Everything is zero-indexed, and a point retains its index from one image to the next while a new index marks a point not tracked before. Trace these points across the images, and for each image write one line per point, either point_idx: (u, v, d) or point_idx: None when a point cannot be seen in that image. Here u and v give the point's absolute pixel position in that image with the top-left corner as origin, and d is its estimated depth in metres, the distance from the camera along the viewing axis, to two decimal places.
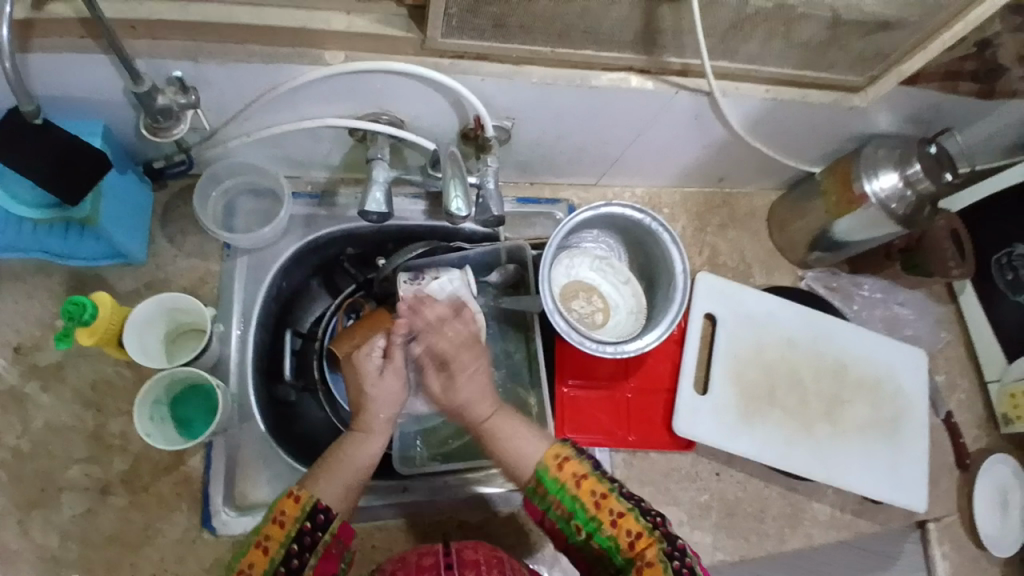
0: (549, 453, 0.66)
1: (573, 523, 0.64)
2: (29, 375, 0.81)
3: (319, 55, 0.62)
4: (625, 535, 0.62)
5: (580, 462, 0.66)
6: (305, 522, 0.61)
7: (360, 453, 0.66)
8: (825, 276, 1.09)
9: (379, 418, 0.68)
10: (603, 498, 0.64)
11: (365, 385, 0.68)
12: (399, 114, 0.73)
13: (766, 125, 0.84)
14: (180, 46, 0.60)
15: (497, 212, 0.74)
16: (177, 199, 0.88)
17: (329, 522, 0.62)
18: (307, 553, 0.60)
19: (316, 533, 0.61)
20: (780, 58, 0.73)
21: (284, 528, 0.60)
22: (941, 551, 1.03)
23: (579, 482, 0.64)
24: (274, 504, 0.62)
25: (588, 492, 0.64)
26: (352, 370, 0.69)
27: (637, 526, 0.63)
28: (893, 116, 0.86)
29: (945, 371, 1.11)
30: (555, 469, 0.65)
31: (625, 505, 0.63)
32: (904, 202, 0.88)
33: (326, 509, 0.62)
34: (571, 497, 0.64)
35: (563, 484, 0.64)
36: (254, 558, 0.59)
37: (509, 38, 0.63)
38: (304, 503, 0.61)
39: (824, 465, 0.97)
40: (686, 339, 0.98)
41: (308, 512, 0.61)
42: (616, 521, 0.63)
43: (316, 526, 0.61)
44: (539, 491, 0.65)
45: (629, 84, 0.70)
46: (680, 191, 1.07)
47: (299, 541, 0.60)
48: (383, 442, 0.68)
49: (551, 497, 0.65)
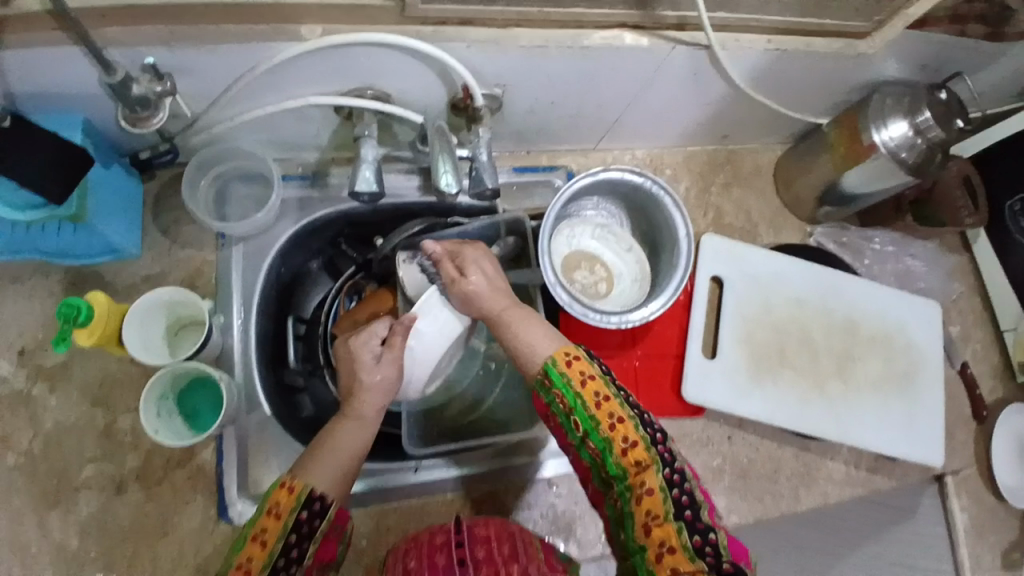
0: (558, 350, 0.63)
1: (573, 420, 0.61)
2: (35, 378, 0.81)
3: (297, 31, 0.59)
4: (622, 443, 0.59)
5: (590, 362, 0.62)
6: (301, 511, 0.59)
7: (352, 439, 0.65)
8: (833, 231, 1.06)
9: (371, 406, 0.67)
10: (605, 401, 0.60)
11: (360, 372, 0.67)
12: (386, 88, 0.70)
13: (768, 78, 0.80)
14: (151, 31, 0.57)
15: (491, 185, 0.71)
16: (168, 191, 0.86)
17: (326, 509, 0.60)
18: (306, 541, 0.60)
19: (314, 521, 0.60)
20: (781, 5, 0.69)
21: (280, 519, 0.58)
22: (958, 503, 1.02)
23: (584, 381, 0.61)
24: (267, 497, 0.60)
25: (591, 391, 0.61)
26: (349, 353, 0.69)
27: (636, 435, 0.59)
28: (902, 61, 0.82)
29: (959, 323, 1.08)
30: (563, 366, 0.62)
31: (626, 411, 0.60)
32: (913, 150, 0.84)
33: (321, 497, 0.60)
34: (573, 393, 0.61)
35: (569, 379, 0.61)
36: (251, 552, 0.57)
37: (493, 2, 0.60)
38: (299, 493, 0.59)
39: (841, 423, 0.96)
40: (693, 304, 0.96)
41: (304, 502, 0.59)
42: (614, 425, 0.60)
43: (313, 514, 0.60)
44: (545, 383, 0.62)
45: (622, 42, 0.67)
46: (682, 150, 1.04)
47: (297, 531, 0.59)
48: (374, 431, 0.67)
49: (554, 391, 0.62)
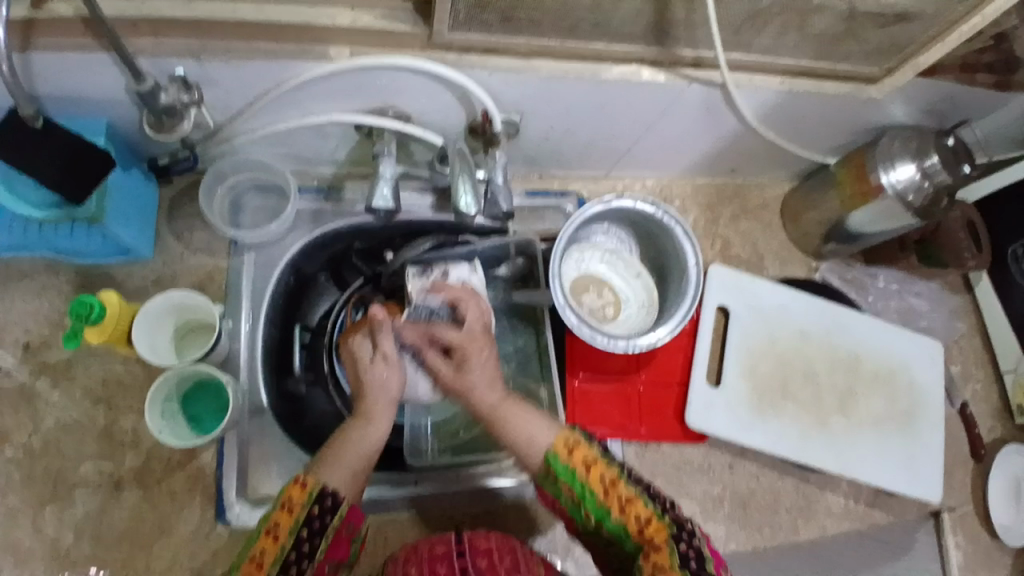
0: (558, 440, 0.64)
1: (585, 509, 0.64)
2: (39, 374, 0.82)
3: (323, 52, 0.61)
4: (635, 521, 0.62)
5: (589, 448, 0.64)
6: (313, 506, 0.60)
7: (364, 438, 0.65)
8: (839, 268, 1.08)
9: (378, 404, 0.67)
10: (611, 484, 0.63)
11: (360, 371, 0.69)
12: (406, 109, 0.72)
13: (780, 117, 0.82)
14: (181, 44, 0.59)
15: (505, 207, 0.73)
16: (184, 195, 0.87)
17: (337, 505, 0.61)
18: (318, 537, 0.60)
19: (325, 517, 0.60)
20: (795, 49, 0.70)
21: (292, 514, 0.60)
22: (954, 540, 1.02)
23: (588, 468, 0.63)
24: (282, 491, 0.61)
25: (597, 478, 0.63)
26: (348, 358, 0.71)
27: (646, 510, 0.62)
28: (911, 106, 0.84)
29: (960, 362, 1.09)
30: (565, 456, 0.63)
31: (633, 490, 0.63)
32: (920, 193, 0.86)
33: (333, 493, 0.61)
34: (581, 481, 0.63)
35: (574, 469, 0.63)
36: (265, 545, 0.59)
37: (516, 33, 0.62)
38: (311, 489, 0.60)
39: (838, 458, 0.96)
40: (697, 334, 0.97)
41: (316, 496, 0.60)
42: (624, 507, 0.62)
43: (325, 509, 0.60)
44: (551, 475, 0.64)
45: (640, 78, 0.69)
46: (691, 182, 1.06)
47: (308, 526, 0.60)
48: (387, 428, 0.68)
49: (562, 483, 0.64)
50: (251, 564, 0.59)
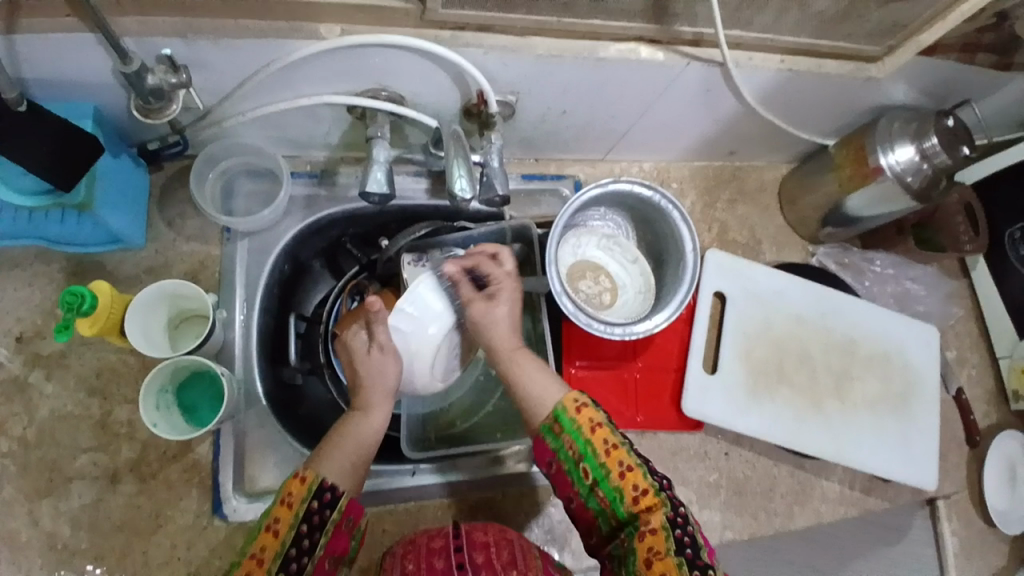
0: (567, 397, 0.65)
1: (582, 467, 0.63)
2: (32, 365, 0.80)
3: (315, 30, 0.60)
4: (631, 489, 0.62)
5: (598, 411, 0.65)
6: (312, 501, 0.60)
7: (363, 429, 0.66)
8: (836, 251, 1.07)
9: (377, 394, 0.68)
10: (614, 448, 0.63)
11: (357, 362, 0.69)
12: (400, 90, 0.71)
13: (780, 97, 0.81)
14: (169, 24, 0.57)
15: (501, 191, 0.72)
16: (175, 183, 0.86)
17: (337, 500, 0.60)
18: (318, 532, 0.59)
19: (325, 511, 0.60)
20: (796, 27, 0.69)
21: (292, 508, 0.59)
22: (948, 527, 1.02)
23: (594, 428, 0.64)
24: (281, 487, 0.61)
25: (601, 438, 0.63)
26: (344, 348, 0.70)
27: (644, 482, 0.62)
28: (912, 86, 0.84)
29: (956, 347, 1.09)
30: (574, 412, 0.64)
31: (635, 460, 0.63)
32: (919, 175, 0.85)
33: (332, 487, 0.60)
34: (584, 439, 0.63)
35: (579, 425, 0.64)
36: (265, 541, 0.58)
37: (511, 10, 0.61)
38: (311, 483, 0.60)
39: (836, 444, 0.96)
40: (694, 319, 0.96)
41: (315, 491, 0.60)
42: (624, 473, 0.62)
43: (324, 504, 0.60)
44: (554, 429, 0.65)
45: (637, 55, 0.68)
46: (689, 165, 1.05)
47: (308, 520, 0.59)
48: (386, 417, 0.68)
49: (564, 437, 0.64)
50: (249, 561, 0.57)
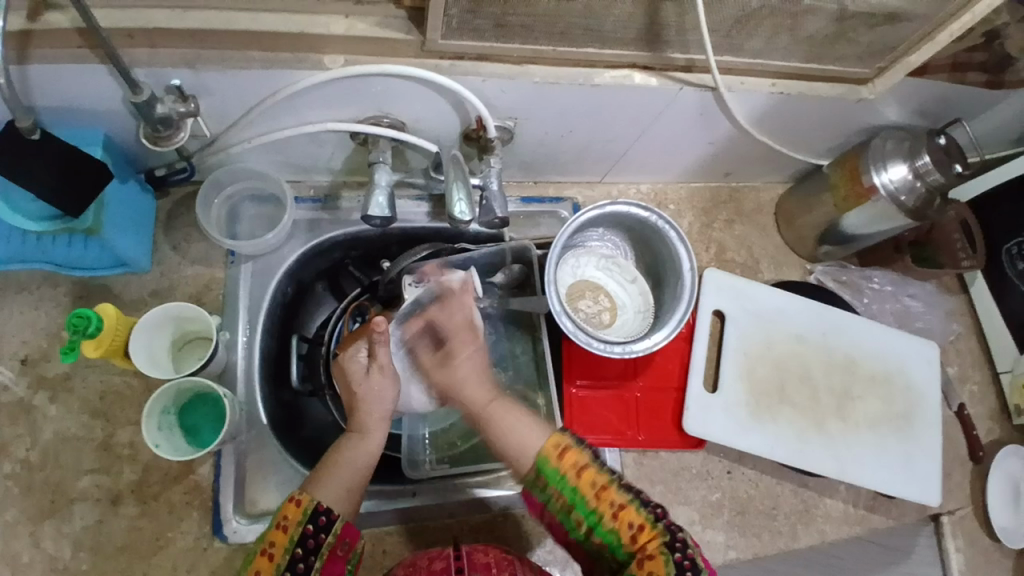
0: (549, 442, 0.64)
1: (576, 516, 0.62)
2: (37, 387, 0.81)
3: (319, 60, 0.62)
4: (626, 529, 0.61)
5: (580, 452, 0.64)
6: (307, 524, 0.60)
7: (357, 454, 0.66)
8: (835, 269, 1.08)
9: (372, 416, 0.68)
10: (603, 489, 0.62)
11: (353, 385, 0.68)
12: (401, 117, 0.72)
13: (773, 119, 0.83)
14: (177, 54, 0.59)
15: (500, 214, 0.73)
16: (181, 207, 0.88)
17: (332, 523, 0.60)
18: (313, 556, 0.59)
19: (320, 535, 0.60)
20: (786, 52, 0.71)
21: (287, 533, 0.59)
22: (954, 544, 1.01)
23: (579, 473, 0.62)
24: (277, 511, 0.61)
25: (588, 483, 0.62)
26: (341, 370, 0.69)
27: (638, 517, 0.61)
28: (903, 107, 0.85)
29: (957, 363, 1.09)
30: (555, 459, 0.63)
31: (626, 497, 0.62)
32: (913, 193, 0.87)
33: (327, 511, 0.60)
34: (572, 487, 0.62)
35: (563, 474, 0.62)
36: (260, 565, 0.58)
37: (510, 39, 0.63)
38: (305, 505, 0.60)
39: (837, 462, 0.96)
40: (694, 336, 0.97)
41: (309, 515, 0.60)
42: (617, 514, 0.61)
43: (319, 527, 0.60)
44: (539, 481, 0.63)
45: (633, 81, 0.69)
46: (686, 186, 1.06)
47: (303, 544, 0.59)
48: (380, 442, 0.68)
49: (551, 489, 0.63)
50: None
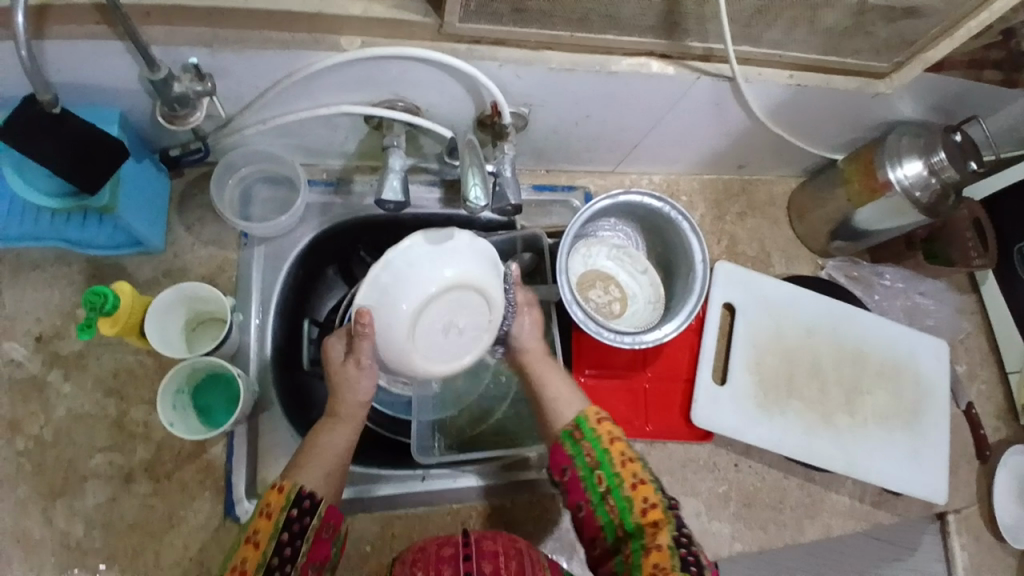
0: (590, 408, 0.69)
1: (597, 474, 0.65)
2: (50, 364, 0.82)
3: (336, 42, 0.62)
4: (641, 502, 0.63)
5: (618, 428, 0.68)
6: (291, 509, 0.60)
7: (338, 439, 0.68)
8: (845, 264, 1.07)
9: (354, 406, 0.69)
10: (630, 461, 0.65)
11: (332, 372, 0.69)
12: (415, 101, 0.72)
13: (789, 112, 0.82)
14: (195, 34, 0.60)
15: (513, 201, 0.73)
16: (194, 189, 0.88)
17: (315, 506, 0.62)
18: (299, 539, 0.60)
19: (305, 518, 0.61)
20: (804, 43, 0.71)
21: (271, 519, 0.59)
22: (959, 541, 1.01)
23: (612, 440, 0.66)
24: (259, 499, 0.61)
25: (618, 449, 0.66)
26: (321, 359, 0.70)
27: (654, 496, 0.63)
28: (919, 101, 0.84)
29: (966, 361, 1.09)
30: (595, 421, 0.67)
31: (647, 475, 0.65)
32: (928, 189, 0.86)
33: (311, 495, 0.62)
34: (602, 449, 0.66)
35: (598, 436, 0.67)
36: (246, 553, 0.58)
37: (527, 25, 0.62)
38: (288, 492, 0.61)
39: (845, 457, 0.96)
40: (703, 329, 0.97)
41: (293, 499, 0.61)
42: (636, 485, 0.64)
43: (304, 512, 0.61)
44: (574, 435, 0.67)
45: (649, 69, 0.69)
46: (698, 178, 1.06)
47: (289, 528, 0.60)
48: (358, 428, 0.70)
49: (583, 444, 0.66)
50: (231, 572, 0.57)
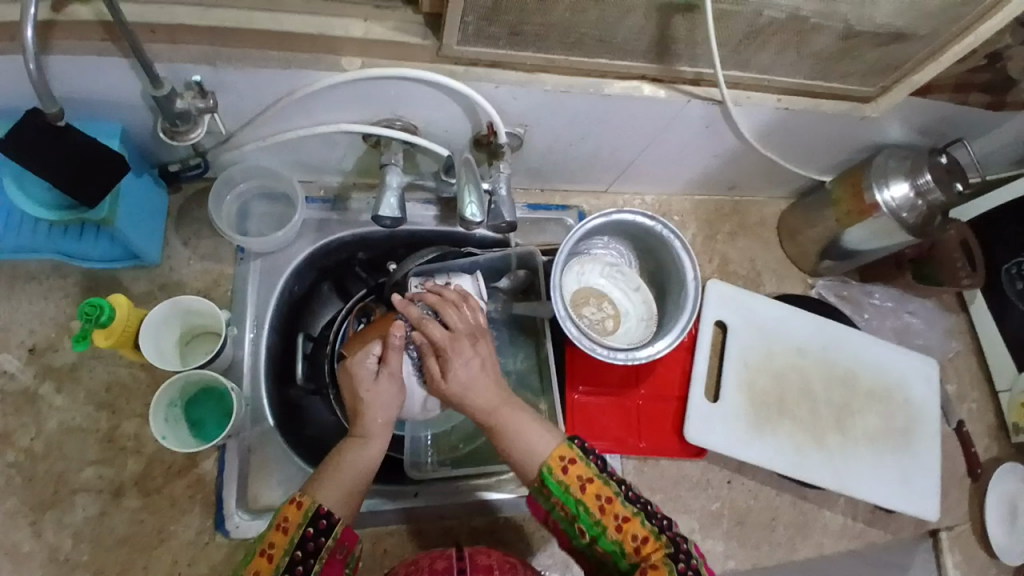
0: (553, 454, 0.64)
1: (579, 525, 0.63)
2: (43, 377, 0.82)
3: (336, 61, 0.63)
4: (631, 540, 0.62)
5: (586, 466, 0.64)
6: (307, 527, 0.60)
7: (360, 457, 0.65)
8: (835, 285, 1.09)
9: (377, 423, 0.67)
10: (608, 502, 0.62)
11: (359, 390, 0.68)
12: (413, 120, 0.74)
13: (778, 134, 0.84)
14: (198, 51, 0.61)
15: (509, 219, 0.75)
16: (192, 204, 0.89)
17: (332, 526, 0.61)
18: (312, 558, 0.59)
19: (319, 538, 0.60)
20: (792, 68, 0.73)
21: (287, 534, 0.60)
22: (951, 560, 1.02)
23: (584, 486, 0.63)
24: (277, 512, 0.61)
25: (593, 495, 0.63)
26: (347, 375, 0.69)
27: (642, 530, 0.62)
28: (905, 125, 0.87)
29: (956, 380, 1.10)
30: (559, 473, 0.63)
31: (630, 509, 0.63)
32: (914, 211, 0.88)
33: (328, 514, 0.61)
34: (575, 500, 0.63)
35: (567, 487, 0.63)
36: (260, 566, 0.59)
37: (523, 47, 0.64)
38: (306, 508, 0.61)
39: (835, 476, 0.97)
40: (696, 347, 0.98)
41: (310, 517, 0.60)
42: (620, 526, 0.62)
43: (319, 531, 0.60)
44: (543, 492, 0.64)
45: (641, 93, 0.71)
46: (690, 198, 1.08)
47: (302, 546, 0.59)
48: (384, 446, 0.67)
49: (555, 500, 0.63)
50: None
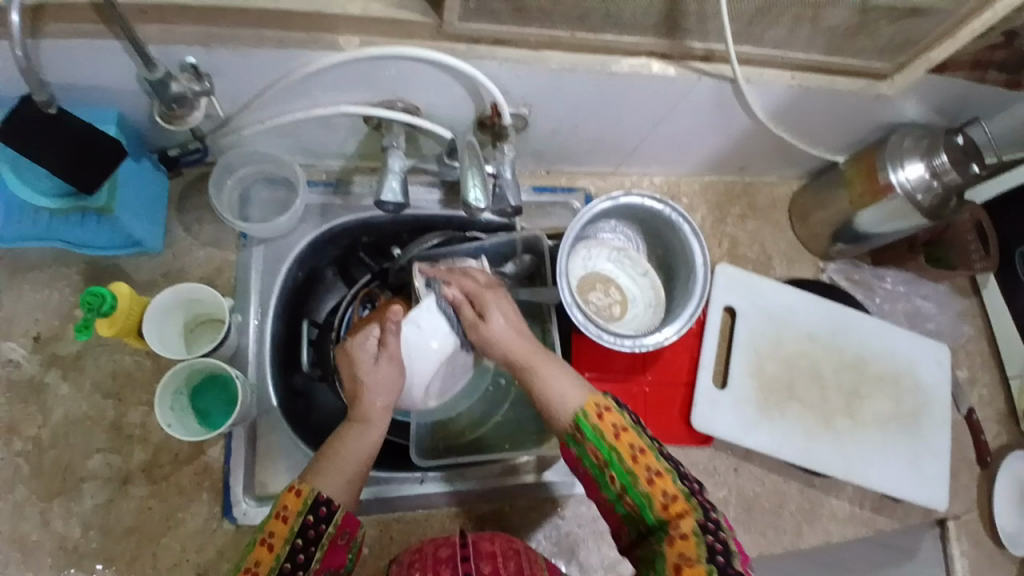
0: (589, 401, 0.62)
1: (608, 473, 0.61)
2: (49, 365, 0.82)
3: (333, 41, 0.61)
4: (660, 497, 0.60)
5: (622, 412, 0.63)
6: (307, 515, 0.59)
7: (358, 443, 0.64)
8: (847, 267, 1.07)
9: (376, 406, 0.65)
10: (641, 453, 0.61)
11: (360, 372, 0.66)
12: (414, 102, 0.72)
13: (790, 114, 0.82)
14: (192, 33, 0.59)
15: (513, 203, 0.73)
16: (193, 189, 0.88)
17: (332, 513, 0.60)
18: (313, 546, 0.59)
19: (320, 525, 0.59)
20: (805, 43, 0.70)
21: (287, 523, 0.59)
22: (959, 548, 1.00)
23: (618, 434, 0.61)
24: (277, 499, 0.60)
25: (627, 444, 0.61)
26: (347, 355, 0.68)
27: (674, 488, 0.60)
28: (921, 103, 0.84)
29: (967, 367, 1.08)
30: (595, 419, 0.61)
31: (663, 465, 0.61)
32: (930, 192, 0.86)
33: (328, 502, 0.60)
34: (608, 447, 0.61)
35: (602, 432, 0.61)
36: (259, 555, 0.58)
37: (527, 23, 0.62)
38: (306, 496, 0.59)
39: (846, 462, 0.96)
40: (704, 333, 0.96)
41: (310, 505, 0.59)
42: (652, 480, 0.60)
43: (320, 518, 0.59)
44: (577, 437, 0.62)
45: (650, 70, 0.69)
46: (699, 180, 1.05)
47: (303, 535, 0.59)
48: (381, 433, 0.66)
49: (588, 445, 0.62)
50: None
